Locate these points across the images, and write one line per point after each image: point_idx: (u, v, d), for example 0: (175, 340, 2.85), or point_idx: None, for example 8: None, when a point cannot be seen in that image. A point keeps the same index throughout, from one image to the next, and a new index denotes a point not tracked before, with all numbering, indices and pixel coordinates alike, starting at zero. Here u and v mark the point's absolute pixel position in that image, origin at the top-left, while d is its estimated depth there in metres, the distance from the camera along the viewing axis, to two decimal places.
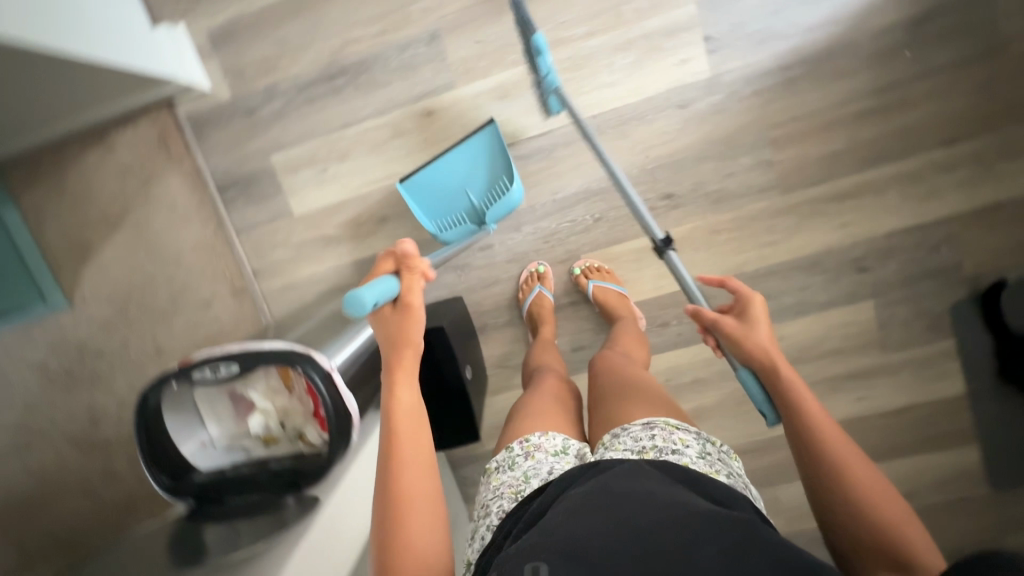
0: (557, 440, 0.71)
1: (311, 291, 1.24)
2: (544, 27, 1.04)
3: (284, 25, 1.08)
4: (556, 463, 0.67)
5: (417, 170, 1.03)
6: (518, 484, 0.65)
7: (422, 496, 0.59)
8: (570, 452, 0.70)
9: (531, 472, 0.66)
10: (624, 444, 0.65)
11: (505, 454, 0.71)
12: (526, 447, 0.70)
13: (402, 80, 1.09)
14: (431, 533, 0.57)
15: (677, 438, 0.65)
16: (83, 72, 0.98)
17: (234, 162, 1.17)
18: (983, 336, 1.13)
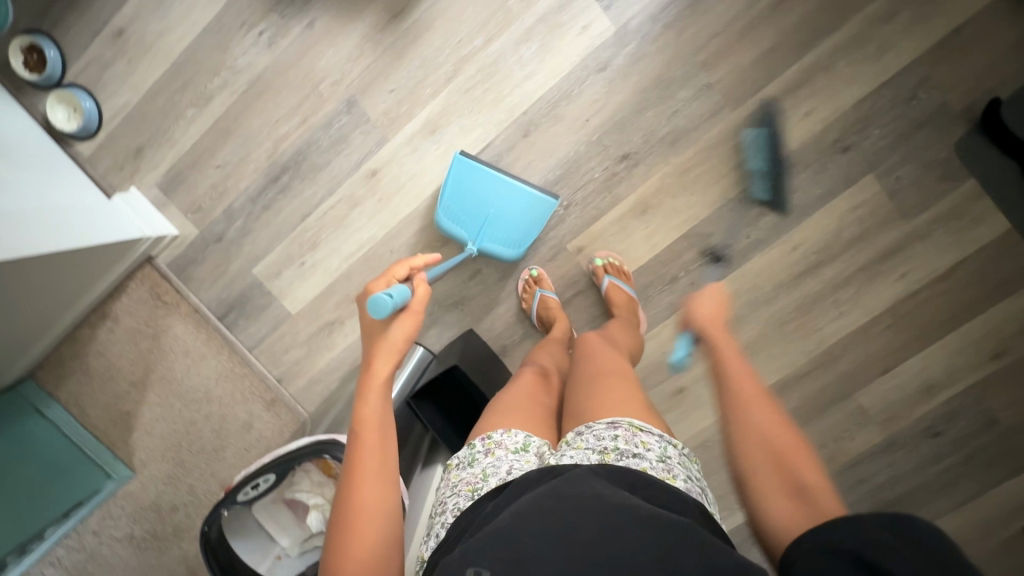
0: (518, 437, 0.73)
1: (335, 378, 1.26)
2: (444, 52, 1.05)
3: (218, 150, 1.13)
4: (514, 463, 0.69)
5: (477, 161, 1.03)
6: (476, 482, 0.68)
7: (375, 505, 0.60)
8: (530, 450, 0.72)
9: (490, 470, 0.69)
10: (585, 442, 0.66)
11: (467, 450, 0.74)
12: (487, 443, 0.73)
13: (338, 154, 1.12)
14: (377, 541, 0.59)
15: (639, 442, 0.65)
16: (68, 266, 1.04)
17: (224, 289, 1.22)
18: (1003, 164, 1.04)
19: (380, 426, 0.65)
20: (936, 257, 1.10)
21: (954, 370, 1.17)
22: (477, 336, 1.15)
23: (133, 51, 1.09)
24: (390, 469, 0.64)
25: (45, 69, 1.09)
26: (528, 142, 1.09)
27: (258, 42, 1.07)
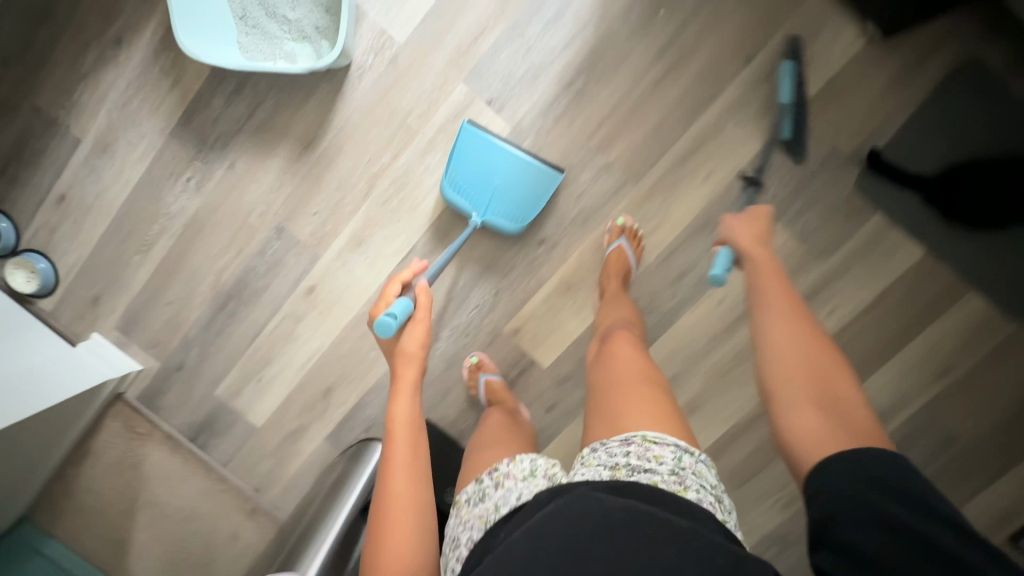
0: (525, 464, 0.75)
1: (309, 480, 1.31)
2: (357, 172, 1.12)
3: (167, 288, 1.21)
4: (525, 489, 0.71)
5: (488, 131, 1.04)
6: (489, 515, 0.70)
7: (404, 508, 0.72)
8: (538, 475, 0.73)
9: (501, 501, 0.70)
10: (598, 459, 0.67)
11: (475, 486, 0.76)
12: (496, 476, 0.75)
13: (276, 277, 1.19)
14: (404, 539, 0.70)
15: (653, 455, 0.64)
16: (49, 422, 1.09)
17: (193, 412, 1.29)
18: (905, 195, 1.06)
19: (405, 434, 0.78)
20: (859, 290, 1.12)
21: (904, 394, 1.16)
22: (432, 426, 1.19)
23: (77, 212, 1.17)
24: (418, 477, 0.75)
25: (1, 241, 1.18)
26: (448, 240, 1.14)
27: (186, 188, 1.15)
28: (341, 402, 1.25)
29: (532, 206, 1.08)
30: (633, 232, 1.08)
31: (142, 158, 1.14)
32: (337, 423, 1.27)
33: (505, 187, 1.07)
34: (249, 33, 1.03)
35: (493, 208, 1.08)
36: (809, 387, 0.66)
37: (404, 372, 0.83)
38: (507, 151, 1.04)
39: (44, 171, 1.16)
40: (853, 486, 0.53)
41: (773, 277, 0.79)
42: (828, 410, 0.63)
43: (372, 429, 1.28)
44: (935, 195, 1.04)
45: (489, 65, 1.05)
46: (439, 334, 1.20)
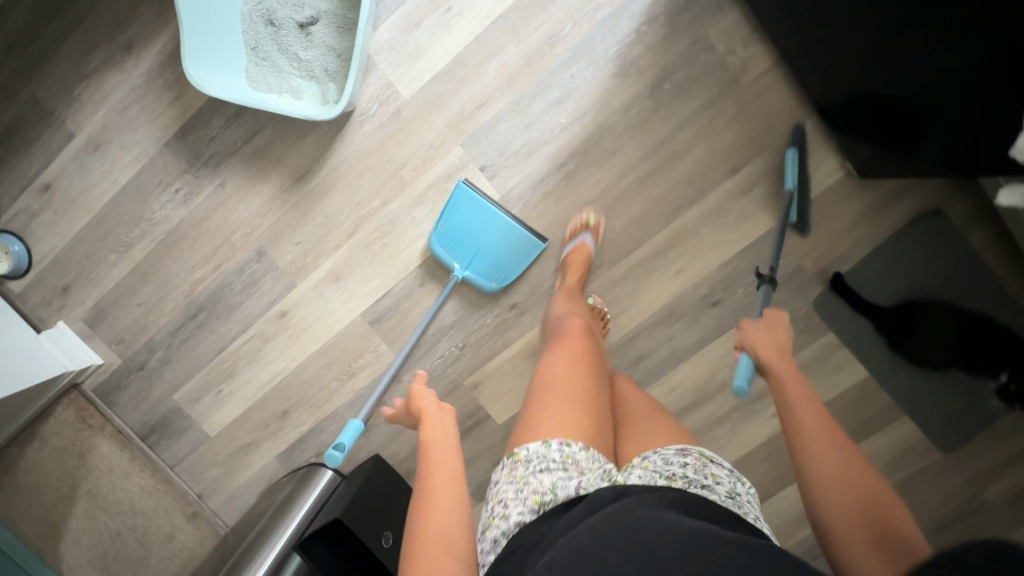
0: (597, 460, 0.70)
1: (253, 493, 1.33)
2: (345, 212, 1.14)
3: (139, 290, 1.22)
4: (589, 479, 0.67)
5: (477, 190, 1.07)
6: (545, 493, 0.65)
7: (444, 490, 0.71)
8: (594, 460, 0.70)
9: (560, 485, 0.66)
10: (654, 464, 0.68)
11: (538, 447, 0.70)
12: (565, 455, 0.69)
13: (249, 297, 1.20)
14: (446, 512, 0.68)
15: (710, 473, 0.68)
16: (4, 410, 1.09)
17: (146, 412, 1.30)
18: (858, 320, 1.12)
19: (449, 441, 0.79)
20: None
21: None
22: (382, 462, 1.22)
23: (60, 203, 1.17)
24: (458, 468, 0.75)
25: None
26: (424, 290, 1.17)
27: (174, 198, 1.16)
28: (296, 425, 1.28)
29: (512, 268, 1.12)
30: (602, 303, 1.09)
31: (133, 162, 1.14)
32: (289, 444, 1.29)
33: (488, 246, 1.11)
34: (258, 64, 1.05)
35: (474, 266, 1.12)
36: (858, 509, 0.58)
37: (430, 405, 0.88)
38: (493, 212, 1.07)
39: (33, 159, 1.16)
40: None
41: (796, 378, 0.72)
42: (862, 481, 0.59)
43: (323, 453, 1.31)
44: (888, 324, 1.10)
45: (488, 133, 1.08)
46: (400, 376, 1.23)
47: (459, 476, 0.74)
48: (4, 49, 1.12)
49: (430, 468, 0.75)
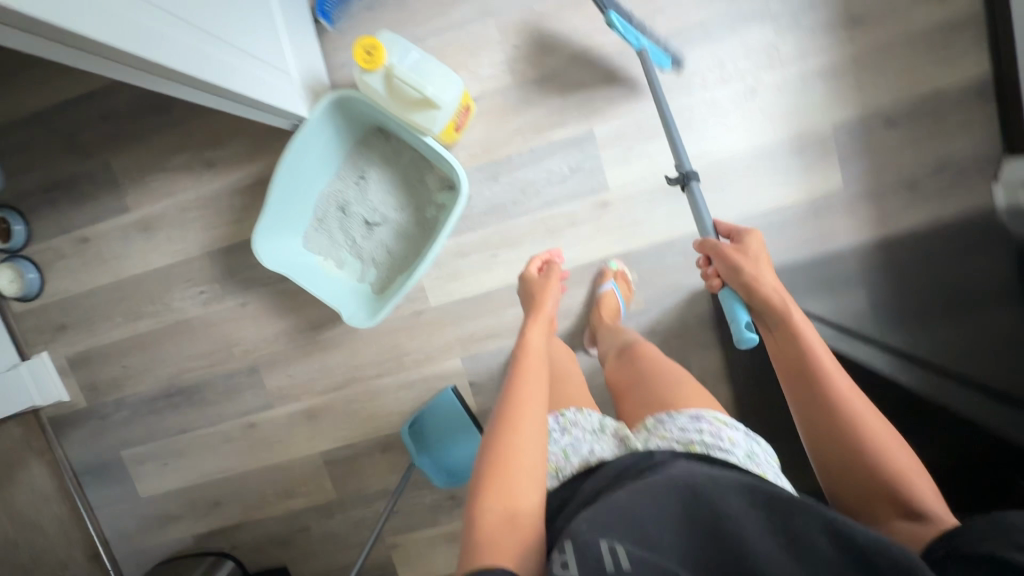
0: (594, 420, 0.84)
1: (156, 556, 1.41)
2: (341, 368, 1.26)
3: (129, 356, 1.30)
4: (594, 443, 0.78)
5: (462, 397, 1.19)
6: (559, 460, 0.76)
7: (530, 406, 0.73)
8: (606, 431, 0.81)
9: (571, 450, 0.77)
10: (670, 433, 0.74)
11: (545, 429, 0.84)
12: (564, 422, 0.84)
13: (227, 399, 1.31)
14: (530, 434, 0.70)
15: (726, 438, 0.74)
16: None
17: (89, 454, 1.37)
18: None
19: (533, 358, 0.84)
20: None
21: None
22: None
23: (90, 258, 1.25)
24: (543, 399, 0.76)
25: (8, 241, 1.24)
26: (381, 454, 1.30)
27: (195, 297, 1.25)
28: (222, 517, 1.37)
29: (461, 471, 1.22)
30: (625, 279, 1.15)
31: (173, 254, 1.24)
32: (210, 529, 1.38)
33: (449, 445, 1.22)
34: (318, 231, 1.17)
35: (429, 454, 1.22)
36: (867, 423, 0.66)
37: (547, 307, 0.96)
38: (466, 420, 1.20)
39: (82, 214, 1.24)
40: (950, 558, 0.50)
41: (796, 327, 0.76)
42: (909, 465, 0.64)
43: (236, 546, 1.40)
44: None
45: (487, 358, 1.23)
46: (332, 513, 1.34)
47: (541, 399, 0.75)
48: (96, 118, 1.19)
49: (514, 387, 0.77)
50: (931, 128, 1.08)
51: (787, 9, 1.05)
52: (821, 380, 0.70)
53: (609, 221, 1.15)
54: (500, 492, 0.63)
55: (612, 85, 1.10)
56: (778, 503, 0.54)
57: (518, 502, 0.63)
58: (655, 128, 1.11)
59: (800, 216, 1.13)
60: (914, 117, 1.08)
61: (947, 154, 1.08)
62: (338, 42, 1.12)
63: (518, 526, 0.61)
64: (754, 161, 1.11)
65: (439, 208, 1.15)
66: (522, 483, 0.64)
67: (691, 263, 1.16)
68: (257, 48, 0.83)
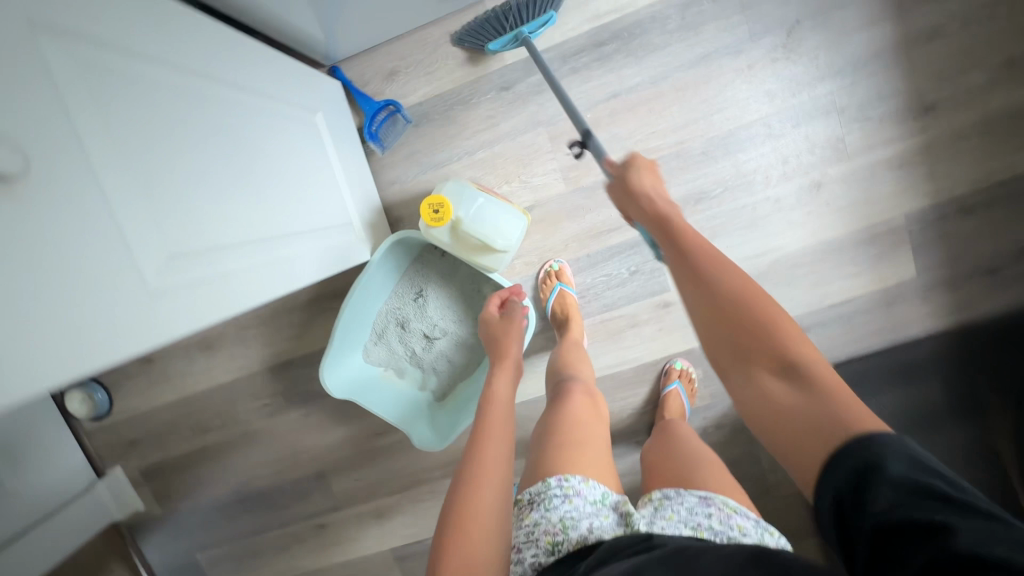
0: (597, 489, 0.70)
1: None
2: (406, 470, 1.27)
3: (199, 466, 1.33)
4: (594, 517, 0.67)
5: None
6: (557, 534, 0.65)
7: (496, 457, 0.67)
8: (609, 502, 0.70)
9: (570, 523, 0.66)
10: (676, 514, 0.69)
11: (540, 487, 0.71)
12: (566, 488, 0.69)
13: (296, 502, 1.33)
14: (494, 488, 0.63)
15: (735, 525, 0.68)
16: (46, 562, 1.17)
17: (166, 556, 1.41)
18: None
19: (503, 403, 0.78)
20: None
21: None
22: None
23: (156, 377, 1.28)
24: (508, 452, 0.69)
25: None
26: None
27: (260, 409, 1.27)
28: None
29: None
30: (690, 379, 1.13)
31: (236, 370, 1.25)
32: None
33: None
34: (378, 344, 1.16)
35: None
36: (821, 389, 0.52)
37: (511, 349, 0.90)
38: None
39: None
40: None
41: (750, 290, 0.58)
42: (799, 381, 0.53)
43: None
44: None
45: None
46: None
47: (508, 448, 0.70)
48: None
49: (480, 435, 0.71)
50: (1013, 212, 1.03)
51: (854, 101, 1.01)
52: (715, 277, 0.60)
53: (670, 320, 1.13)
54: (456, 557, 0.56)
55: (670, 187, 1.07)
56: None
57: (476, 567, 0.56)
58: (717, 227, 1.08)
59: (872, 305, 1.10)
60: (992, 202, 1.03)
61: None
62: (388, 159, 1.11)
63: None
64: (821, 254, 1.07)
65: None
66: (482, 546, 0.58)
67: None
68: (308, 186, 0.82)
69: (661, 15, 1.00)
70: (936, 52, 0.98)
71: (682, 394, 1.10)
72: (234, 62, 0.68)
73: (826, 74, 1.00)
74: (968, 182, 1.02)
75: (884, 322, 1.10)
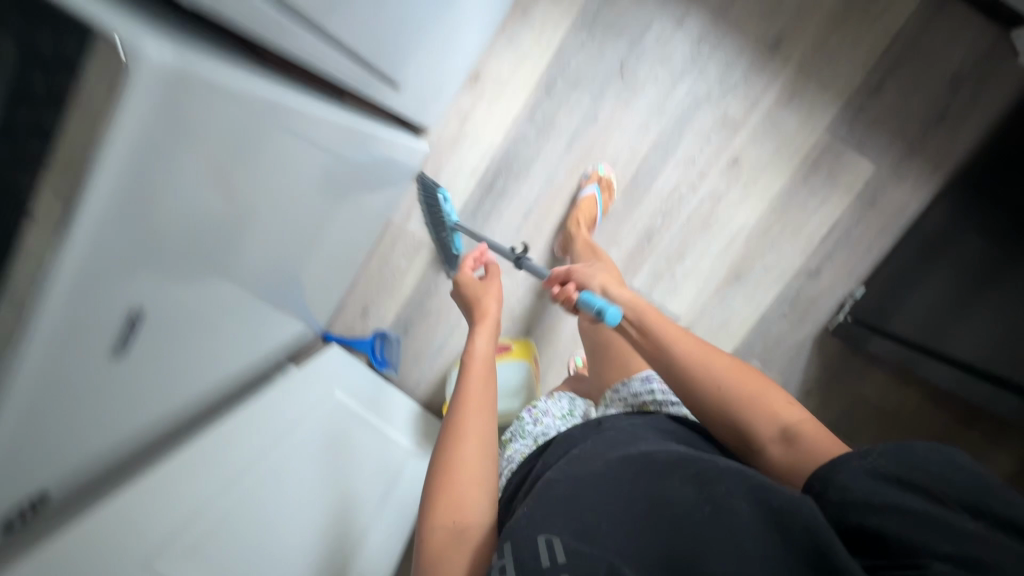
0: (563, 404, 0.93)
1: None
2: None
3: None
4: (564, 423, 0.86)
5: None
6: (529, 447, 0.82)
7: (479, 420, 0.65)
8: (575, 412, 0.90)
9: (541, 435, 0.84)
10: (627, 396, 0.81)
11: (517, 425, 0.90)
12: (534, 414, 0.90)
13: None
14: (472, 444, 0.62)
15: (672, 395, 0.77)
16: None
17: None
18: None
19: (486, 360, 0.74)
20: None
21: None
22: None
23: None
24: (495, 404, 0.68)
25: None
26: None
27: None
28: None
29: None
30: (610, 183, 1.09)
31: None
32: None
33: None
34: None
35: None
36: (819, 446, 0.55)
37: (490, 305, 0.83)
38: None
39: None
40: (864, 479, 0.45)
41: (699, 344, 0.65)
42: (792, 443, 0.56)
43: None
44: None
45: None
46: None
47: (493, 401, 0.68)
48: None
49: (462, 394, 0.68)
50: (920, 61, 1.02)
51: (712, 83, 1.07)
52: (703, 366, 0.62)
53: (699, 340, 1.18)
54: (442, 509, 0.58)
55: (620, 245, 1.15)
56: (738, 478, 0.49)
57: (466, 518, 0.58)
58: (680, 246, 1.14)
59: (859, 213, 1.10)
60: (893, 69, 1.03)
61: (954, 68, 1.01)
62: (404, 368, 1.27)
63: (467, 546, 0.57)
64: (782, 206, 1.11)
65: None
66: (468, 499, 0.59)
67: (795, 319, 1.15)
68: (294, 382, 1.00)
69: (520, 134, 1.12)
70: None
71: (597, 207, 1.09)
72: (268, 427, 0.87)
73: (674, 80, 1.07)
74: (861, 68, 1.03)
75: (881, 217, 1.09)
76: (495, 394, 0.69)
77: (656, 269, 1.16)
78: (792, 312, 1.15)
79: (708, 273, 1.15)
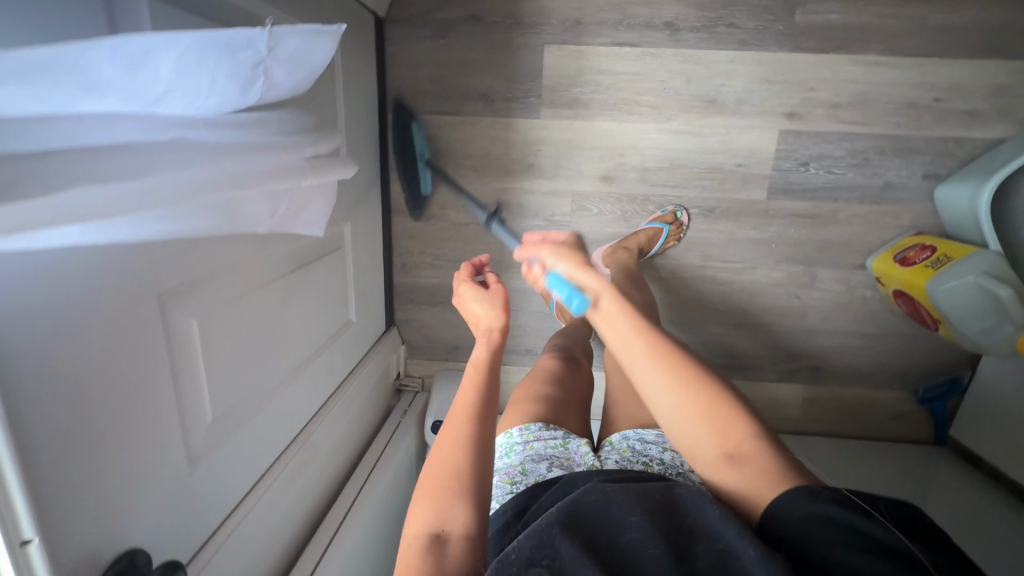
0: (558, 430, 0.67)
1: None
2: None
3: None
4: (550, 465, 0.64)
5: None
6: (514, 475, 0.64)
7: (462, 416, 0.57)
8: (571, 445, 0.66)
9: (529, 463, 0.64)
10: (631, 450, 0.65)
11: (506, 437, 0.69)
12: (526, 434, 0.67)
13: None
14: (458, 449, 0.54)
15: (683, 459, 0.64)
16: None
17: None
18: None
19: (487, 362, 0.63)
20: None
21: None
22: None
23: None
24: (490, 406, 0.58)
25: None
26: None
27: None
28: None
29: None
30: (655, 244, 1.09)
31: None
32: None
33: None
34: None
35: None
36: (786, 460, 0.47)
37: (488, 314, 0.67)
38: None
39: None
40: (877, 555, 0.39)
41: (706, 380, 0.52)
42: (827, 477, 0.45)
43: None
44: None
45: None
46: None
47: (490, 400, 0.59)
48: None
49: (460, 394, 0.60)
50: (447, 75, 1.06)
51: (551, 235, 1.14)
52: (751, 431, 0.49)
53: (792, 92, 1.02)
54: (422, 518, 0.50)
55: (731, 228, 1.11)
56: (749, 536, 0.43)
57: (450, 526, 0.49)
58: (706, 174, 1.08)
59: (591, 28, 1.01)
60: (462, 94, 1.06)
61: (438, 43, 1.04)
62: (958, 358, 1.14)
63: (452, 558, 0.47)
64: (624, 107, 1.05)
65: (984, 141, 1.02)
66: (452, 499, 0.50)
67: (730, 11, 0.99)
68: None
69: None
70: (475, 246, 1.15)
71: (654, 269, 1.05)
72: None
73: None
74: (475, 124, 1.08)
75: (583, 6, 1.00)
76: (492, 400, 0.60)
77: (740, 182, 1.08)
78: (721, 18, 0.99)
79: (722, 131, 1.05)
